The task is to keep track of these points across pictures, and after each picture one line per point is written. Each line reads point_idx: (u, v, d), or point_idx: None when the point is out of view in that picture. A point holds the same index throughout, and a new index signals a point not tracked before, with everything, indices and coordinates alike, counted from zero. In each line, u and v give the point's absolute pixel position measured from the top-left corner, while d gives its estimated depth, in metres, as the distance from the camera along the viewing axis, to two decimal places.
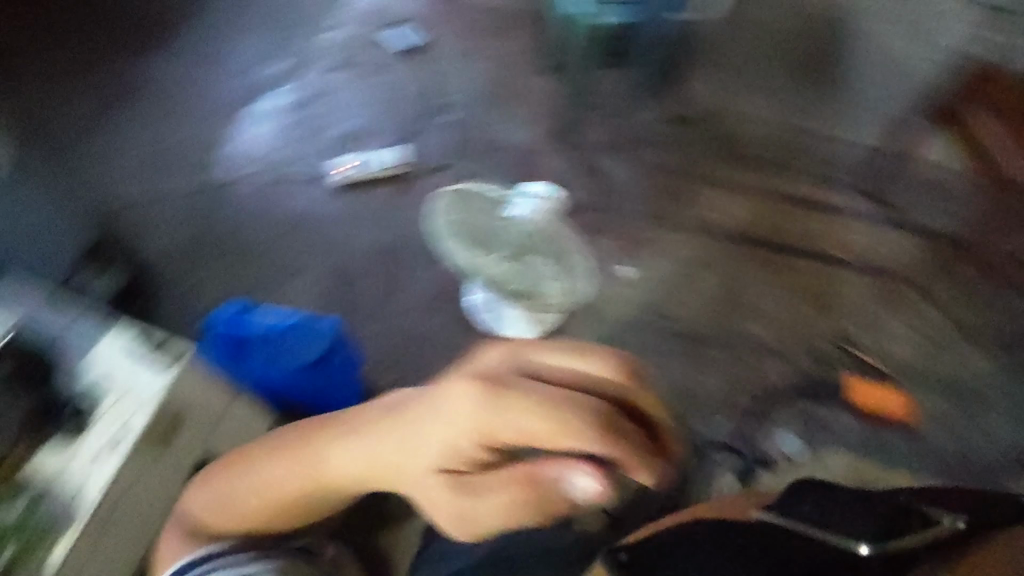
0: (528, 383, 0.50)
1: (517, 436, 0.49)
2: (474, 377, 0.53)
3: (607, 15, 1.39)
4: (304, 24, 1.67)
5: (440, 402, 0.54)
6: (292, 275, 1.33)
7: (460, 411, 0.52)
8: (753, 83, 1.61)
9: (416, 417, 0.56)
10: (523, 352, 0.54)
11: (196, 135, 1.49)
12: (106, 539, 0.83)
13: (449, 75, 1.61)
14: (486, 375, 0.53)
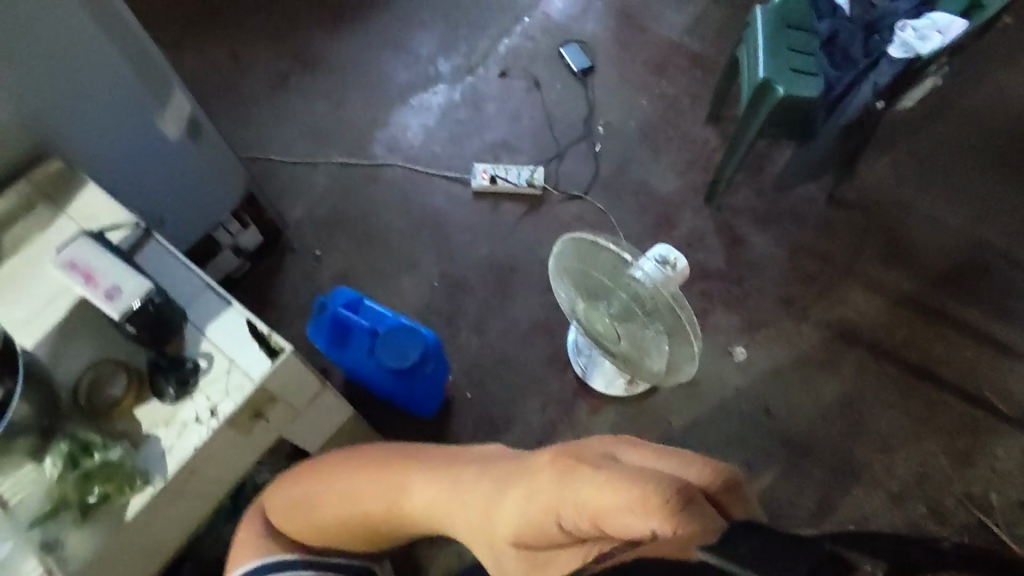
0: (600, 464, 0.55)
1: (585, 504, 0.53)
2: (561, 455, 0.61)
3: (807, 86, 1.11)
4: (482, 26, 1.72)
5: (528, 473, 0.63)
6: (411, 269, 1.39)
7: (541, 483, 0.60)
8: (936, 184, 1.46)
9: (504, 487, 0.65)
10: (613, 443, 0.61)
11: (362, 117, 1.60)
12: (159, 518, 0.69)
13: (609, 104, 1.59)
14: (573, 454, 0.60)
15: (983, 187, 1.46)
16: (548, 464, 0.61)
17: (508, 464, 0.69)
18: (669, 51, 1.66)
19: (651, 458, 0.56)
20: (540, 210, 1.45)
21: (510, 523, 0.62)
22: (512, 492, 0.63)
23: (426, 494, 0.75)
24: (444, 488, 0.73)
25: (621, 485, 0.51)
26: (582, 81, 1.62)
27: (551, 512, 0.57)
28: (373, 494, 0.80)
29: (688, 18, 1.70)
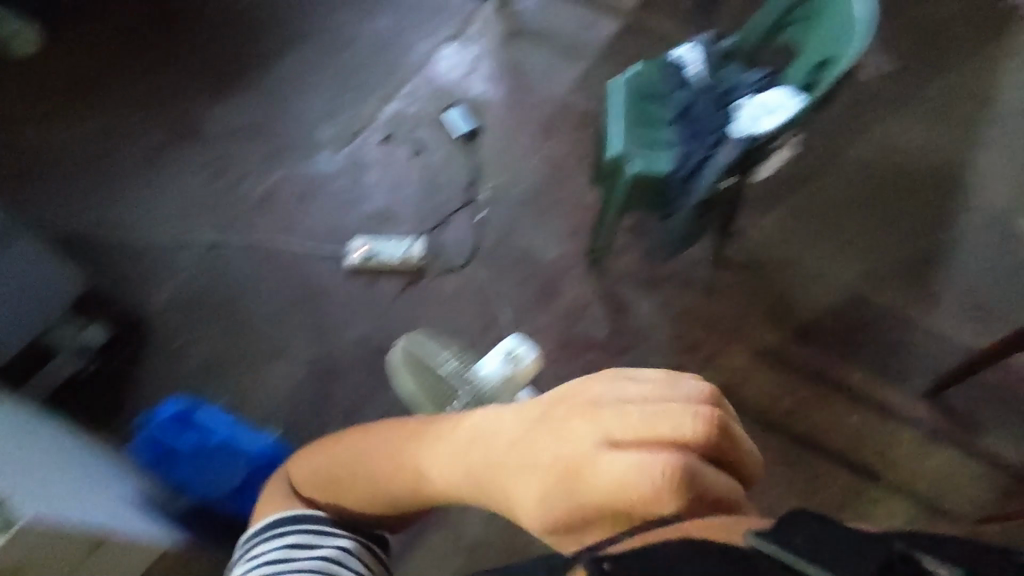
0: (601, 457, 0.43)
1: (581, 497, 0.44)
2: (543, 444, 0.49)
3: (661, 161, 1.08)
4: (372, 93, 1.70)
5: (512, 459, 0.51)
6: (280, 355, 1.33)
7: (547, 478, 0.47)
8: (820, 236, 1.45)
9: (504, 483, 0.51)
10: (586, 410, 0.48)
11: (237, 190, 1.54)
12: None
13: (494, 166, 1.55)
14: (554, 440, 0.48)
15: (872, 239, 1.45)
16: (536, 453, 0.49)
17: (496, 436, 0.55)
18: (555, 111, 1.64)
19: (636, 415, 0.44)
20: (419, 283, 1.41)
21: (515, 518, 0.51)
22: (511, 484, 0.51)
23: (429, 465, 0.62)
24: (450, 459, 0.59)
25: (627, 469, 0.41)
26: (466, 143, 1.60)
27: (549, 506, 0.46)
28: (388, 464, 0.68)
29: (574, 78, 1.70)
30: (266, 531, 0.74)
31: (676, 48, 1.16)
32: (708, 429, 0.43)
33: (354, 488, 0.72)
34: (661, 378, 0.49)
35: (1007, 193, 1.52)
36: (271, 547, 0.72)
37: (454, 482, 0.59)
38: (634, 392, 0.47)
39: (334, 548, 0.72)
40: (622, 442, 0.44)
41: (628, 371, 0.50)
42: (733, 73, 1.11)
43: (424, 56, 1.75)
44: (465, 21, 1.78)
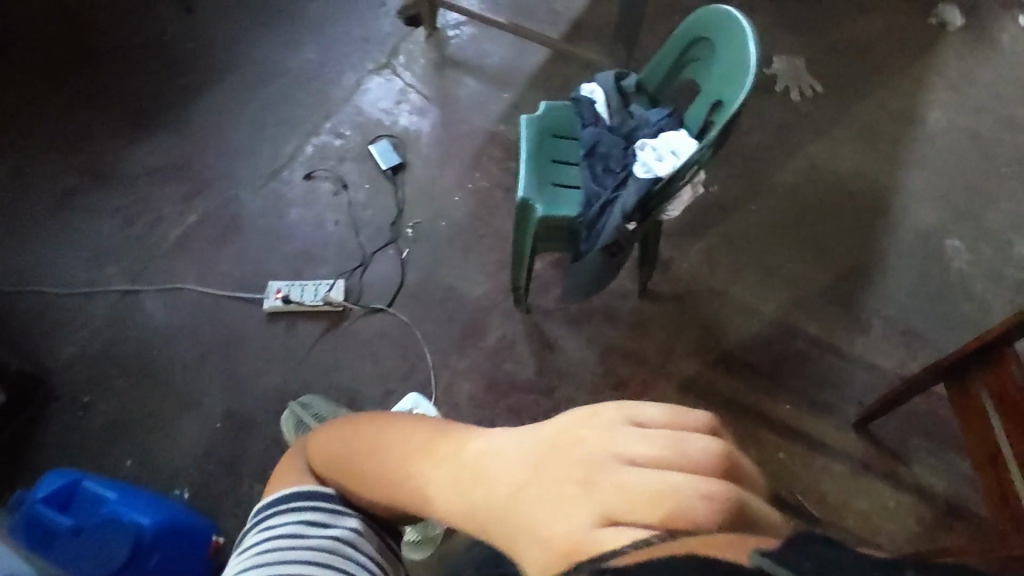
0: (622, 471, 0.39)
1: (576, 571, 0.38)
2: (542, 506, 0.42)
3: (565, 208, 1.06)
4: (297, 125, 1.65)
5: (513, 513, 0.44)
6: (192, 408, 1.28)
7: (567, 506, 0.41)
8: (747, 265, 1.45)
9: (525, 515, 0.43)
10: (594, 470, 0.41)
11: (152, 232, 1.48)
12: None
13: (420, 204, 1.53)
14: (555, 500, 0.41)
15: (800, 267, 1.44)
16: (541, 511, 0.42)
17: (502, 470, 0.47)
18: (483, 144, 1.63)
19: (636, 485, 0.38)
20: (340, 327, 1.36)
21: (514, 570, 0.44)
22: (535, 518, 0.42)
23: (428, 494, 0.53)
24: (453, 484, 0.50)
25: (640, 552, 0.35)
26: (392, 179, 1.56)
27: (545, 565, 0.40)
28: (391, 481, 0.57)
29: (504, 110, 1.69)
30: (287, 503, 0.66)
31: (584, 85, 1.14)
32: (724, 512, 0.36)
33: (366, 484, 0.60)
34: (666, 430, 0.41)
35: (936, 213, 1.52)
36: (287, 519, 0.64)
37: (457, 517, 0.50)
38: (638, 450, 0.40)
39: (349, 530, 0.64)
40: (624, 516, 0.38)
41: (625, 411, 0.44)
42: (641, 111, 1.09)
43: (351, 88, 1.72)
44: (394, 53, 1.78)
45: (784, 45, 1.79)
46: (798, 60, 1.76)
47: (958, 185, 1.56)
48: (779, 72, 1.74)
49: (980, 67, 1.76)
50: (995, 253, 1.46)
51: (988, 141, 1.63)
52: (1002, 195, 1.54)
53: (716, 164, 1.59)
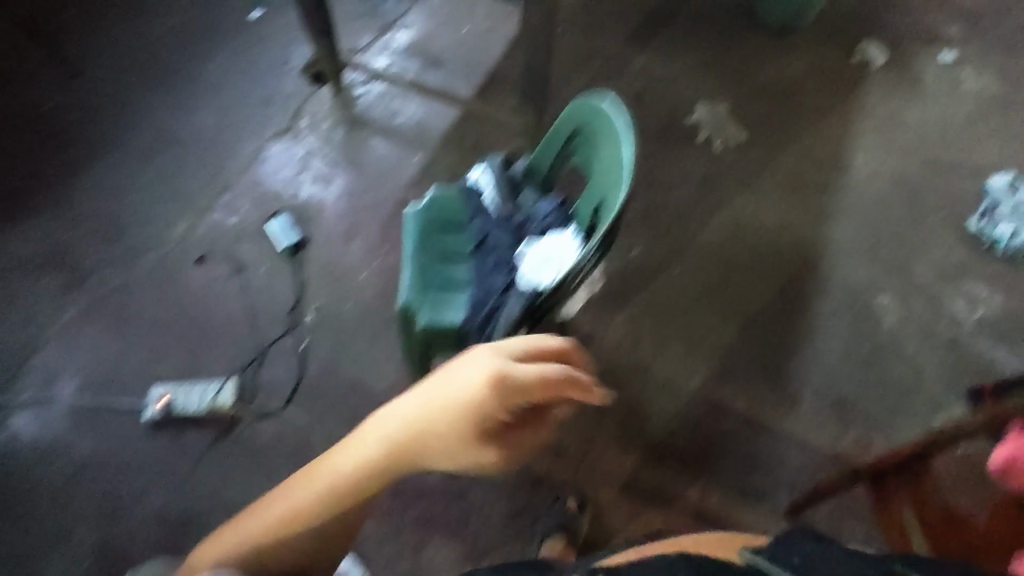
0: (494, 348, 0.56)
1: (513, 406, 0.52)
2: (452, 393, 0.54)
3: (452, 312, 0.95)
4: (190, 200, 1.53)
5: (437, 414, 0.54)
6: (62, 542, 1.15)
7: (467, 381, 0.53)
8: (672, 335, 1.36)
9: (441, 406, 0.54)
10: (469, 356, 0.57)
11: (22, 333, 1.35)
12: None
13: (322, 285, 1.42)
14: (460, 381, 0.54)
15: (728, 333, 1.37)
16: (459, 386, 0.54)
17: (408, 413, 0.56)
18: (392, 213, 1.53)
19: (509, 348, 0.57)
20: (232, 435, 1.25)
21: (458, 458, 0.55)
22: (444, 408, 0.54)
23: (354, 463, 0.58)
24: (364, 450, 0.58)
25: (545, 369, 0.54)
26: (293, 259, 1.44)
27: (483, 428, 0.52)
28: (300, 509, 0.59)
29: (416, 172, 1.59)
30: None
31: (472, 173, 1.05)
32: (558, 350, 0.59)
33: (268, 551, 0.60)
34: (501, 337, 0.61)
35: (867, 265, 1.46)
36: None
37: (387, 459, 0.57)
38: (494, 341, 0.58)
39: None
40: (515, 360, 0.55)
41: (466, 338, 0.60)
42: (530, 202, 1.00)
43: (250, 156, 1.60)
44: (297, 115, 1.67)
45: (706, 91, 1.73)
46: (720, 106, 1.70)
47: (887, 235, 1.51)
48: (702, 121, 1.67)
49: (905, 106, 1.72)
50: (925, 307, 1.41)
51: (914, 186, 1.58)
52: (931, 243, 1.49)
53: (638, 224, 1.51)
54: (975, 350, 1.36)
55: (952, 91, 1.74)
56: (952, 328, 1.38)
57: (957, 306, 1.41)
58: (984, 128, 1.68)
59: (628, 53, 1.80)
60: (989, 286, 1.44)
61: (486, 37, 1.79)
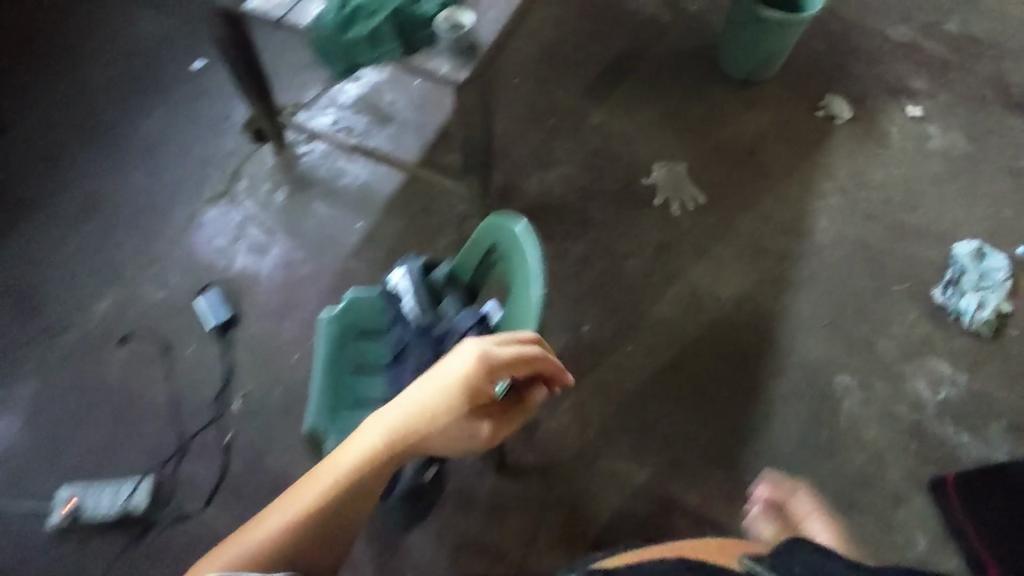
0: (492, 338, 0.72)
1: (494, 381, 0.68)
2: (444, 380, 0.68)
3: None
4: (116, 271, 1.44)
5: (432, 397, 0.68)
6: None
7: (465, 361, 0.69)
8: (620, 421, 1.30)
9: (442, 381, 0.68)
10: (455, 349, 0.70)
11: None
12: None
13: (251, 369, 1.34)
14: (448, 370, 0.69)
15: (678, 419, 1.31)
16: (455, 364, 0.68)
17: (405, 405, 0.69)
18: (331, 286, 1.46)
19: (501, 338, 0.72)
20: (145, 541, 1.17)
21: (452, 430, 0.69)
22: (445, 383, 0.68)
23: (358, 455, 0.69)
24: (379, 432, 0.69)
25: (518, 347, 0.69)
26: (221, 335, 1.37)
27: (476, 400, 0.69)
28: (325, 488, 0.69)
29: (358, 240, 1.51)
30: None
31: (392, 273, 0.97)
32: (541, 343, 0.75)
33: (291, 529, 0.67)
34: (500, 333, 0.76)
35: (827, 342, 1.40)
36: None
37: (387, 446, 0.68)
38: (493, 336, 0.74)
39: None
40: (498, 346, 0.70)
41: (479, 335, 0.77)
42: (452, 312, 0.92)
43: (184, 224, 1.52)
44: (235, 176, 1.59)
45: (665, 150, 1.67)
46: (679, 166, 1.64)
47: (848, 308, 1.44)
48: (660, 183, 1.61)
49: (871, 164, 1.66)
50: (886, 387, 1.35)
51: (878, 252, 1.52)
52: (894, 316, 1.43)
53: (589, 297, 1.44)
54: (937, 435, 1.30)
55: (918, 148, 1.68)
56: (914, 411, 1.32)
57: (920, 386, 1.35)
58: (950, 189, 1.62)
59: (585, 108, 1.74)
60: (954, 364, 1.37)
61: (437, 91, 1.72)
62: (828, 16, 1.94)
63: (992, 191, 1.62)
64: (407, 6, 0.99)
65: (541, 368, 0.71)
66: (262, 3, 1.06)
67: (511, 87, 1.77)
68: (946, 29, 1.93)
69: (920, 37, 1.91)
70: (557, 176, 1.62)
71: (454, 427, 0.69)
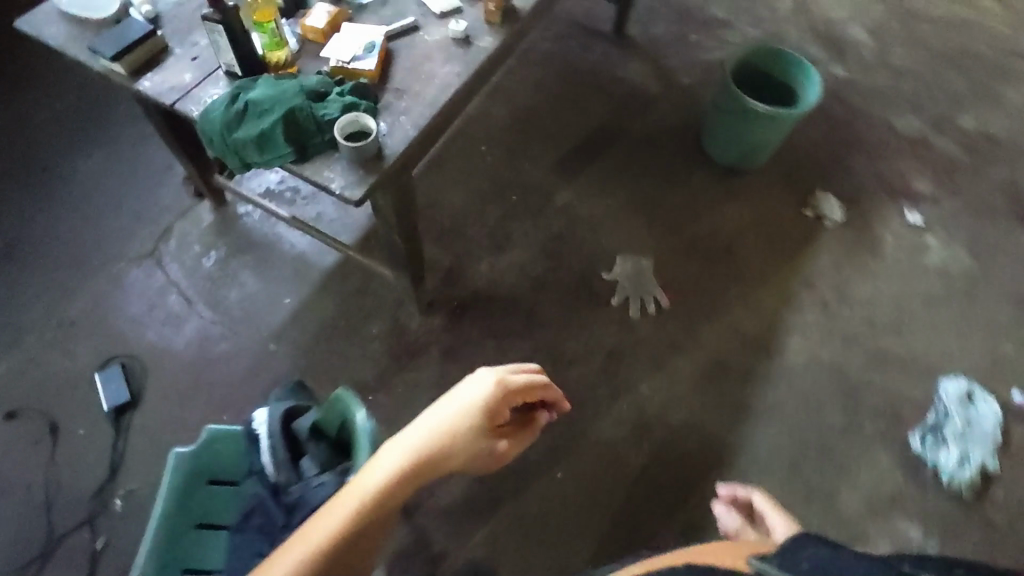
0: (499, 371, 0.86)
1: (508, 404, 0.81)
2: (471, 396, 0.79)
3: None
4: (18, 336, 1.34)
5: (458, 413, 0.78)
6: None
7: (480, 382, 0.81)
8: (536, 562, 1.16)
9: (462, 397, 0.79)
10: (472, 376, 0.82)
11: None
12: None
13: (139, 462, 1.22)
14: (471, 392, 0.80)
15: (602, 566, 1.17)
16: (474, 385, 0.80)
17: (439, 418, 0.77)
18: (244, 371, 1.33)
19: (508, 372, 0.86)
20: None
21: (478, 444, 0.78)
22: (466, 397, 0.79)
23: (393, 465, 0.72)
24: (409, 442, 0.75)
25: (528, 377, 0.83)
26: (115, 420, 1.25)
27: (496, 415, 0.80)
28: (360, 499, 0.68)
29: (283, 318, 1.39)
30: None
31: (255, 413, 0.85)
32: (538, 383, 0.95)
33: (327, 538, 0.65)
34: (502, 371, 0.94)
35: (783, 488, 1.25)
36: None
37: (427, 449, 0.74)
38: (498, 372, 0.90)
39: None
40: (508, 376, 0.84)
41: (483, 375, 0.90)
42: (314, 471, 0.80)
43: (102, 285, 1.41)
44: (166, 234, 1.48)
45: (631, 241, 1.53)
46: (644, 262, 1.49)
47: (812, 448, 1.29)
48: (620, 279, 1.47)
49: (859, 276, 1.50)
50: None
51: (854, 383, 1.36)
52: (863, 464, 1.27)
53: None
54: None
55: (914, 262, 1.52)
56: None
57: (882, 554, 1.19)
58: (943, 312, 1.46)
59: (552, 184, 1.60)
60: (924, 529, 1.21)
61: None
62: (831, 98, 1.79)
63: (992, 320, 1.45)
64: (305, 107, 0.87)
65: (541, 395, 0.86)
66: (152, 84, 0.95)
67: (476, 155, 1.64)
68: (959, 124, 1.76)
69: (931, 131, 1.75)
70: (511, 261, 1.49)
71: (480, 438, 0.77)
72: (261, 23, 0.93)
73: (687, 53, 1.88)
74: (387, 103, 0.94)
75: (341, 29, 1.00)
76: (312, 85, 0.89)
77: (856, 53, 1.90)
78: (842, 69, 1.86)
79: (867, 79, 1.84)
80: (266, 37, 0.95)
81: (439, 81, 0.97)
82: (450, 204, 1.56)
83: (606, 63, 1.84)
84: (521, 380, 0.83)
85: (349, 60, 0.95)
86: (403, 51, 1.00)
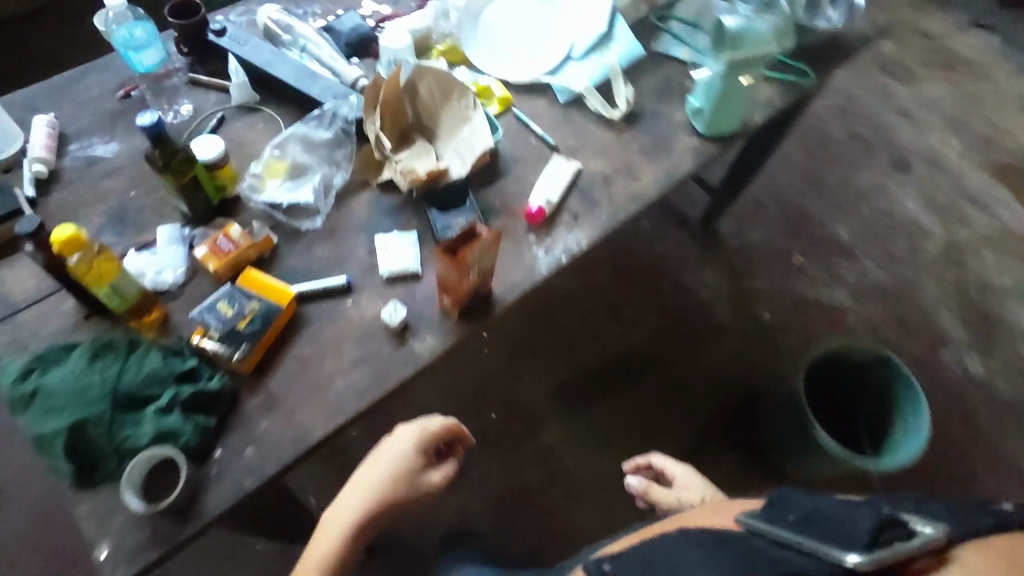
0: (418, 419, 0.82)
1: (427, 450, 0.79)
2: (385, 453, 0.78)
3: None
4: None
5: (373, 474, 0.77)
6: None
7: (395, 438, 0.79)
8: None
9: (376, 456, 0.78)
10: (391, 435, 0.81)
11: None
12: None
13: None
14: (386, 449, 0.78)
15: None
16: (392, 440, 0.79)
17: (364, 479, 0.77)
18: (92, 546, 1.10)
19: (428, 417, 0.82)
20: None
21: (403, 492, 0.76)
22: (381, 454, 0.78)
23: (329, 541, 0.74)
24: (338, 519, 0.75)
25: (442, 422, 0.80)
26: None
27: (415, 460, 0.77)
28: None
29: None
30: None
31: None
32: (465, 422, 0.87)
33: None
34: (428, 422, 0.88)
35: None
36: None
37: (360, 513, 0.75)
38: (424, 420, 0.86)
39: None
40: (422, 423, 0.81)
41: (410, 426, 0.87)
42: None
43: None
44: None
45: (611, 531, 1.19)
46: None
47: None
48: None
49: None
50: None
51: None
52: None
53: None
54: None
55: None
56: None
57: None
58: None
59: (546, 414, 1.28)
60: None
61: None
62: (949, 406, 1.34)
63: None
64: (100, 428, 0.62)
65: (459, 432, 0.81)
66: None
67: (472, 342, 1.32)
68: None
69: None
70: (453, 504, 1.19)
71: (404, 485, 0.76)
72: (92, 286, 0.65)
73: (783, 277, 1.48)
74: (242, 420, 0.67)
75: (240, 275, 0.74)
76: (132, 386, 0.64)
77: (1008, 345, 1.42)
78: (980, 362, 1.39)
79: (1010, 389, 1.36)
80: (104, 296, 0.66)
81: (333, 397, 0.69)
82: (418, 398, 1.27)
83: (677, 260, 1.47)
84: (439, 424, 0.80)
85: (216, 337, 0.68)
86: (312, 326, 0.73)
